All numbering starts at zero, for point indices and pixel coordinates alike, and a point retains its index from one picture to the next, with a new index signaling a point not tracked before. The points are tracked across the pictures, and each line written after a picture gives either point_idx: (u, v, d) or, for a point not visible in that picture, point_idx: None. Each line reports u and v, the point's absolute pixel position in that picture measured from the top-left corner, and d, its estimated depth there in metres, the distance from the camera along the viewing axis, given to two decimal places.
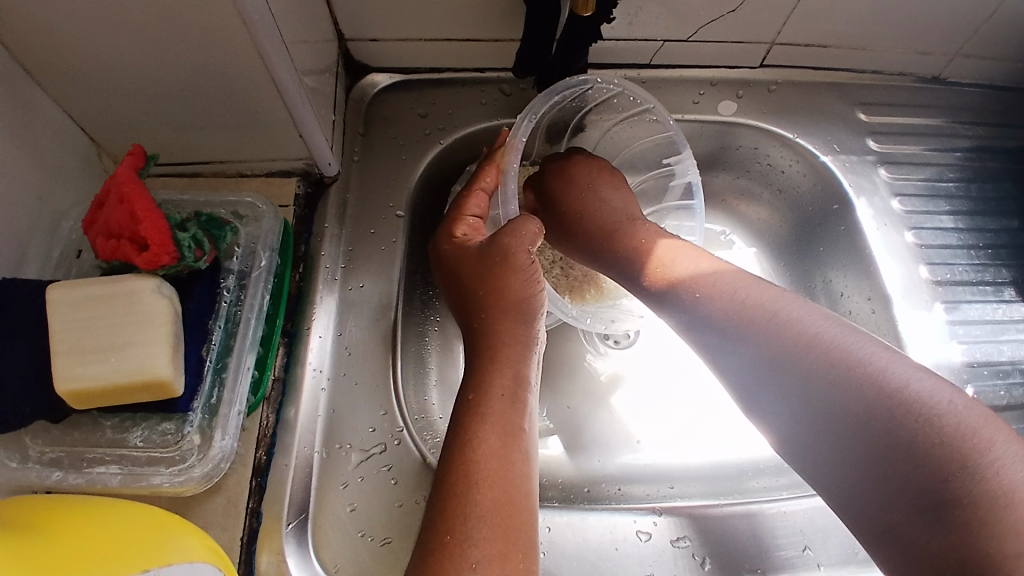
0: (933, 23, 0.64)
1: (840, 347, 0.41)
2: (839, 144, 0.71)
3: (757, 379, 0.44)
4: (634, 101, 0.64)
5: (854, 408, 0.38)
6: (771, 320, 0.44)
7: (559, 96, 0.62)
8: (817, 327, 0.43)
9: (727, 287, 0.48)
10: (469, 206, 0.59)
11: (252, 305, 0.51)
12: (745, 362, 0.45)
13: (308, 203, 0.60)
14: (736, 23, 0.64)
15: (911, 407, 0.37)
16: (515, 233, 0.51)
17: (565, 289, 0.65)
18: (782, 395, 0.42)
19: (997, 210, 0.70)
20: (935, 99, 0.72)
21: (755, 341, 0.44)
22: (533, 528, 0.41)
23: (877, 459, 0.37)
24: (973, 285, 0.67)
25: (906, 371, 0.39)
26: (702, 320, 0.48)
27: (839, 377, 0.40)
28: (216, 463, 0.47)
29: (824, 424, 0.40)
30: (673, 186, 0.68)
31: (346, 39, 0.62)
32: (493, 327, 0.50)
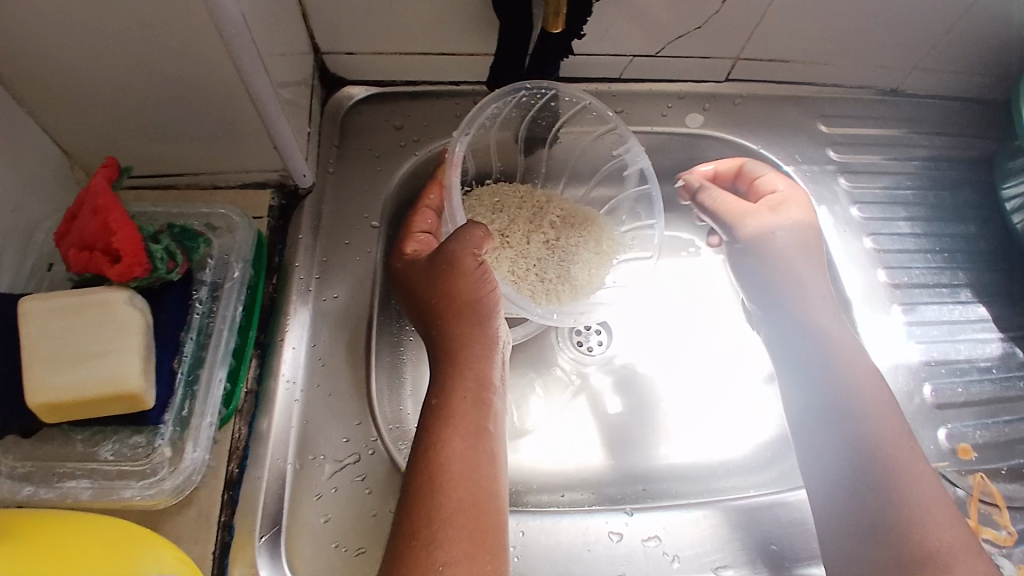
0: (889, 40, 0.68)
1: (866, 389, 0.59)
2: (802, 154, 0.74)
3: (804, 349, 0.64)
4: (571, 100, 0.64)
5: (862, 442, 0.56)
6: (830, 327, 0.63)
7: (493, 109, 0.63)
8: (857, 385, 0.59)
9: (829, 312, 0.64)
10: (417, 222, 0.60)
11: (224, 316, 0.51)
12: (802, 330, 0.64)
13: (282, 213, 0.60)
14: (703, 39, 0.66)
15: (908, 499, 0.53)
16: (459, 238, 0.49)
17: (540, 292, 0.64)
18: (813, 367, 0.62)
19: (955, 216, 0.73)
20: (896, 110, 0.75)
21: (806, 328, 0.64)
22: (502, 528, 0.43)
23: (863, 487, 0.55)
24: (931, 288, 0.70)
25: (919, 476, 0.54)
26: (802, 316, 0.64)
27: (851, 391, 0.59)
28: (188, 475, 0.47)
29: (822, 407, 0.60)
30: (628, 175, 0.68)
31: (322, 53, 0.62)
32: (451, 330, 0.50)
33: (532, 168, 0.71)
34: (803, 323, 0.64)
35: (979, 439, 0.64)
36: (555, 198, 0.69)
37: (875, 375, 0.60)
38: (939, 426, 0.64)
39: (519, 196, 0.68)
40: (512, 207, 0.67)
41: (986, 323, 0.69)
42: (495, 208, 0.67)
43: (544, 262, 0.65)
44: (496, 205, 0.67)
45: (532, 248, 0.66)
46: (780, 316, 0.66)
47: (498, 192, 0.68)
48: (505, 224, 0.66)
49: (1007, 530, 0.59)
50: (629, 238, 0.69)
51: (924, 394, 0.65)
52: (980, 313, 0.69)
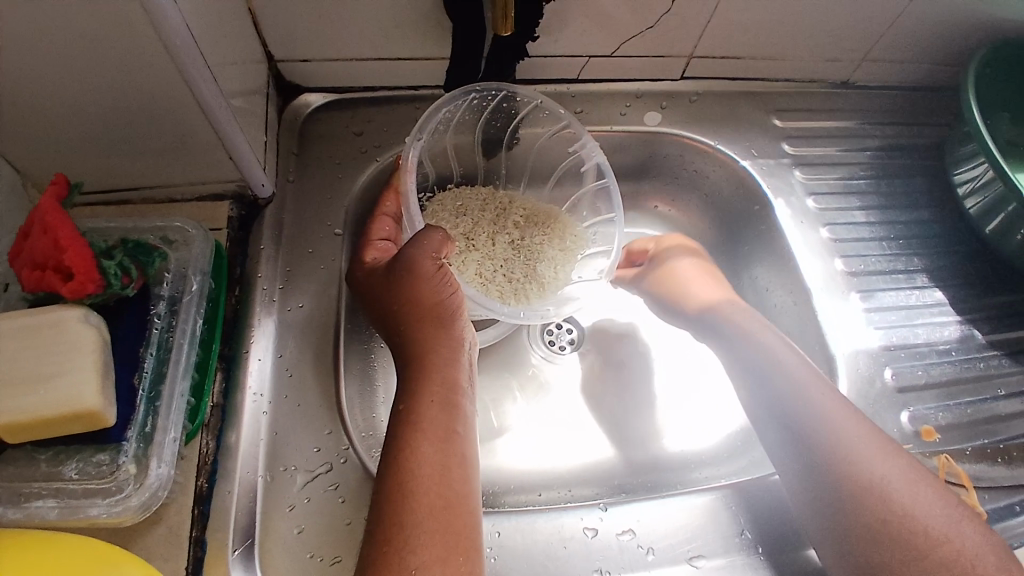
0: (835, 34, 0.70)
1: (828, 408, 0.55)
2: (757, 149, 0.75)
3: (763, 385, 0.59)
4: (523, 100, 0.65)
5: (833, 456, 0.53)
6: (787, 366, 0.58)
7: (443, 112, 0.63)
8: (802, 384, 0.57)
9: (775, 346, 0.60)
10: (375, 229, 0.59)
11: (184, 330, 0.50)
12: (761, 372, 0.60)
13: (242, 224, 0.59)
14: (656, 38, 0.67)
15: (874, 473, 0.51)
16: (416, 242, 0.49)
17: (508, 292, 0.64)
18: (772, 402, 0.58)
19: (907, 203, 0.76)
20: (846, 103, 0.78)
21: (760, 367, 0.60)
22: (475, 530, 0.43)
23: (847, 496, 0.51)
24: (887, 275, 0.72)
25: (886, 453, 0.52)
26: (752, 362, 0.61)
27: (819, 420, 0.54)
28: (153, 492, 0.46)
29: (789, 437, 0.56)
30: (586, 171, 0.68)
31: (277, 61, 0.62)
32: (416, 335, 0.50)
33: (493, 170, 0.72)
34: (763, 370, 0.60)
35: (941, 420, 0.65)
36: (517, 197, 0.70)
37: (827, 385, 0.57)
38: (901, 409, 0.66)
39: (481, 198, 0.69)
40: (475, 210, 0.68)
41: (943, 306, 0.71)
42: (458, 212, 0.67)
43: (510, 262, 0.66)
44: (459, 209, 0.68)
45: (498, 249, 0.66)
46: (734, 359, 0.63)
47: (462, 196, 0.69)
48: (469, 227, 0.67)
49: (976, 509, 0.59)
50: (592, 233, 0.70)
51: (885, 378, 0.67)
52: (937, 297, 0.72)
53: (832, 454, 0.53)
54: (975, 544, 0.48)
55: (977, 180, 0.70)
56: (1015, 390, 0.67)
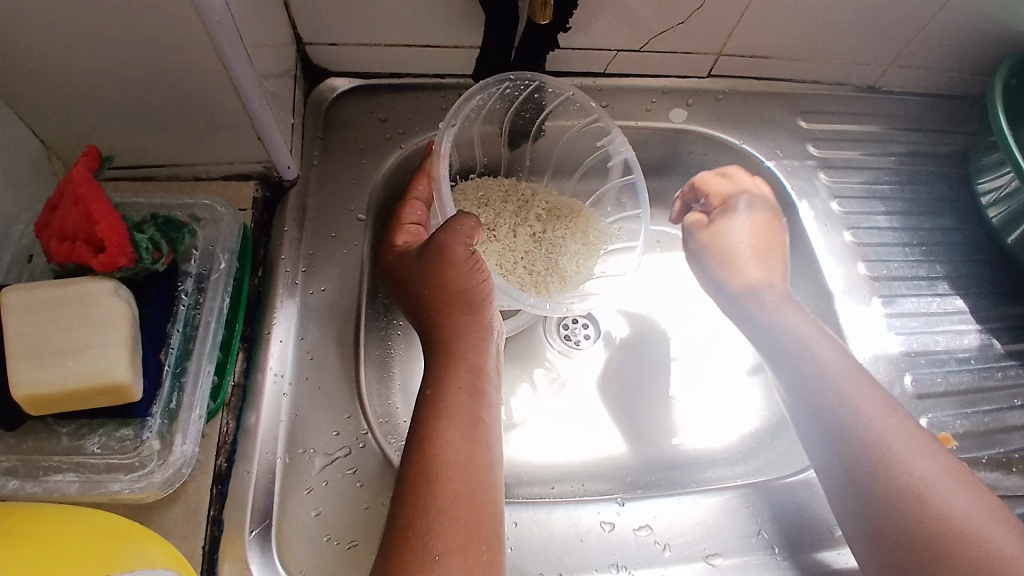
0: (866, 38, 0.69)
1: (873, 413, 0.55)
2: (782, 150, 0.75)
3: (805, 389, 0.60)
4: (555, 92, 0.65)
5: (875, 461, 0.53)
6: (828, 369, 0.60)
7: (478, 99, 0.63)
8: (837, 381, 0.59)
9: (818, 351, 0.61)
10: (406, 214, 0.59)
11: (211, 308, 0.50)
12: (801, 377, 0.61)
13: (267, 206, 0.59)
14: (686, 34, 0.67)
15: (907, 468, 0.51)
16: (451, 227, 0.49)
17: (529, 283, 0.64)
18: (813, 405, 0.59)
19: (931, 210, 0.75)
20: (873, 107, 0.77)
21: (802, 371, 0.61)
22: (496, 518, 0.42)
23: (888, 501, 0.51)
24: (908, 280, 0.71)
25: (919, 451, 0.52)
26: (794, 365, 0.62)
27: (861, 425, 0.55)
28: (176, 469, 0.46)
29: (830, 441, 0.56)
30: (612, 166, 0.68)
31: (305, 43, 0.62)
32: (444, 321, 0.50)
33: (516, 162, 0.71)
34: (805, 373, 0.61)
35: (958, 428, 0.65)
36: (540, 190, 0.69)
37: (866, 379, 0.59)
38: (919, 415, 0.65)
39: (504, 189, 0.68)
40: (498, 201, 0.67)
41: (964, 314, 0.71)
42: (481, 202, 0.67)
43: (532, 255, 0.65)
44: (481, 199, 0.67)
45: (520, 241, 0.66)
46: (778, 358, 0.64)
47: (483, 186, 0.68)
48: (492, 218, 0.66)
49: None
50: (615, 229, 0.70)
51: (904, 384, 0.66)
52: (958, 305, 0.71)
53: (864, 448, 0.54)
54: (1008, 541, 0.47)
55: (1004, 188, 0.69)
56: None
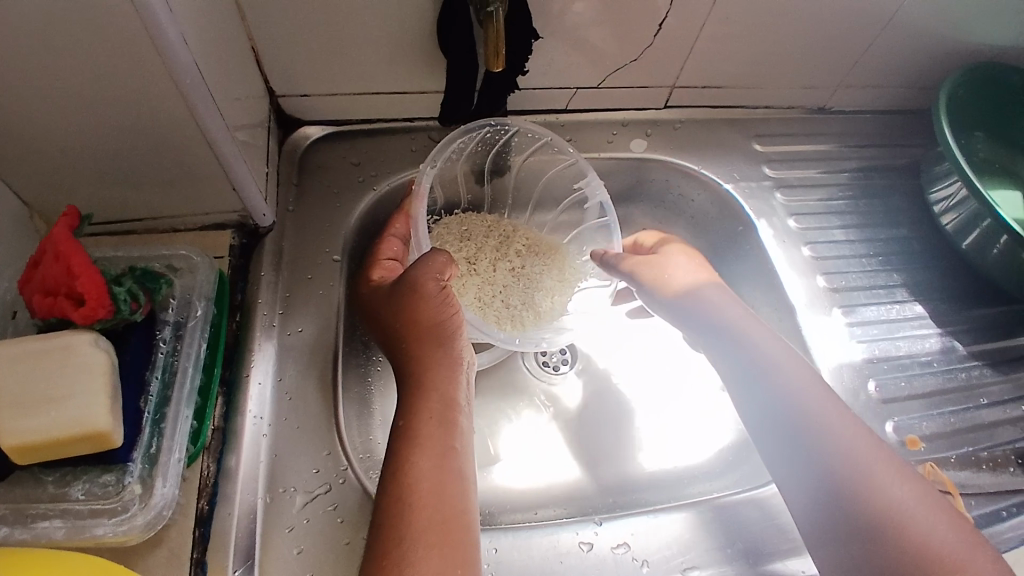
0: (808, 63, 0.74)
1: (825, 407, 0.55)
2: (739, 172, 0.78)
3: (754, 378, 0.59)
4: (532, 136, 0.69)
5: (843, 474, 0.52)
6: (771, 355, 0.59)
7: (461, 141, 0.66)
8: (819, 403, 0.56)
9: (759, 338, 0.61)
10: (382, 251, 0.61)
11: (189, 354, 0.52)
12: (750, 366, 0.60)
13: (243, 252, 0.61)
14: (639, 69, 0.71)
15: (888, 492, 0.50)
16: (425, 263, 0.52)
17: (503, 318, 0.66)
18: (766, 396, 0.58)
19: (888, 220, 0.78)
20: (825, 128, 0.81)
21: (748, 361, 0.60)
22: (472, 544, 0.44)
23: (855, 515, 0.50)
24: (868, 290, 0.73)
25: (899, 477, 0.51)
26: (734, 352, 0.62)
27: (814, 417, 0.55)
28: (158, 511, 0.47)
29: (789, 441, 0.56)
30: (589, 208, 0.71)
31: (277, 95, 0.65)
32: (414, 352, 0.52)
33: (498, 199, 0.75)
34: (750, 360, 0.60)
35: (925, 431, 0.66)
36: (521, 226, 0.72)
37: (841, 405, 0.56)
38: (886, 420, 0.66)
39: (486, 225, 0.71)
40: (479, 236, 0.70)
41: (923, 319, 0.73)
42: (463, 237, 0.70)
43: (507, 290, 0.68)
44: (464, 234, 0.70)
45: (498, 275, 0.68)
46: (718, 349, 0.63)
47: (467, 221, 0.71)
48: (473, 252, 0.69)
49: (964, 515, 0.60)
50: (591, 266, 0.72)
51: (869, 390, 0.68)
52: (917, 310, 0.73)
53: (848, 477, 0.51)
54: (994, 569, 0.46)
55: (954, 198, 0.72)
56: (997, 400, 0.68)
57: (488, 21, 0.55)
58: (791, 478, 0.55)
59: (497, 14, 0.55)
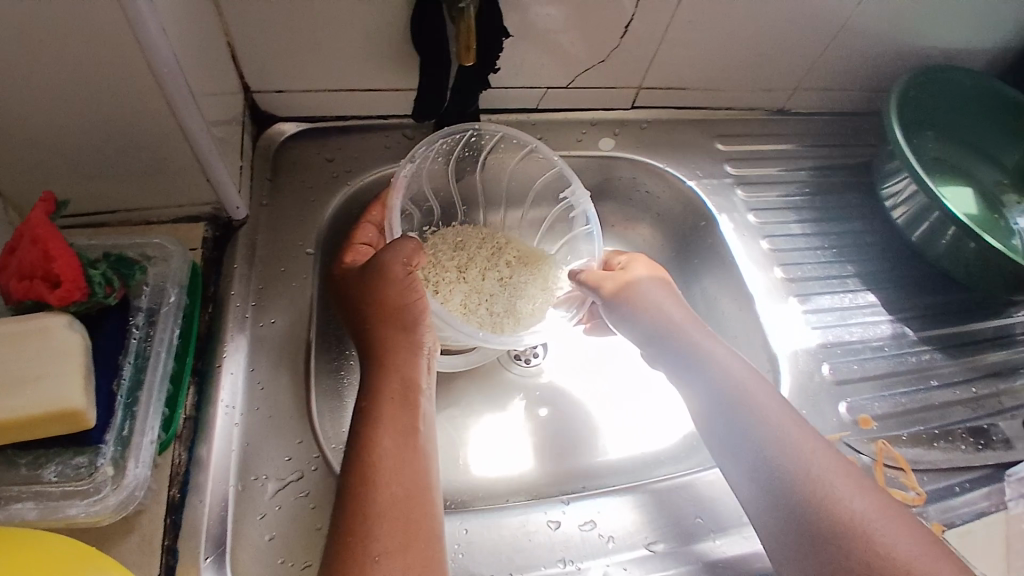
0: (766, 67, 0.78)
1: (778, 418, 0.55)
2: (702, 170, 0.82)
3: (706, 389, 0.59)
4: (517, 142, 0.71)
5: (799, 485, 0.51)
6: (724, 365, 0.59)
7: (448, 144, 0.69)
8: (781, 421, 0.55)
9: (715, 351, 0.60)
10: (358, 235, 0.63)
11: (161, 339, 0.53)
12: (702, 377, 0.59)
13: (217, 245, 0.62)
14: (607, 71, 0.74)
15: (847, 503, 0.50)
16: (392, 247, 0.54)
17: (486, 324, 0.67)
18: (719, 406, 0.57)
19: (841, 215, 0.82)
20: (783, 128, 0.86)
21: (702, 372, 0.59)
22: (434, 518, 0.46)
23: (814, 526, 0.49)
24: (822, 280, 0.77)
25: (855, 488, 0.51)
26: (688, 364, 0.61)
27: (768, 428, 0.55)
28: (131, 491, 0.47)
29: (743, 450, 0.55)
30: (574, 217, 0.73)
31: (253, 92, 0.66)
32: (376, 333, 0.54)
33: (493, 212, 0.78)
34: (702, 371, 0.59)
35: (877, 410, 0.69)
36: (514, 240, 0.74)
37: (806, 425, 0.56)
38: (840, 400, 0.69)
39: (480, 236, 0.73)
40: (473, 246, 0.72)
41: (875, 307, 0.76)
42: (457, 246, 0.72)
43: (493, 299, 0.69)
44: (458, 244, 0.72)
45: (486, 283, 0.70)
46: (673, 362, 0.62)
47: (462, 232, 0.73)
48: (464, 261, 0.71)
49: (915, 490, 0.63)
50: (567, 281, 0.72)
51: (823, 372, 0.70)
52: (869, 299, 0.77)
53: (807, 486, 0.51)
54: None
55: (902, 194, 0.76)
56: (947, 380, 0.72)
57: (461, 15, 0.59)
58: (749, 486, 0.54)
59: (469, 10, 0.59)
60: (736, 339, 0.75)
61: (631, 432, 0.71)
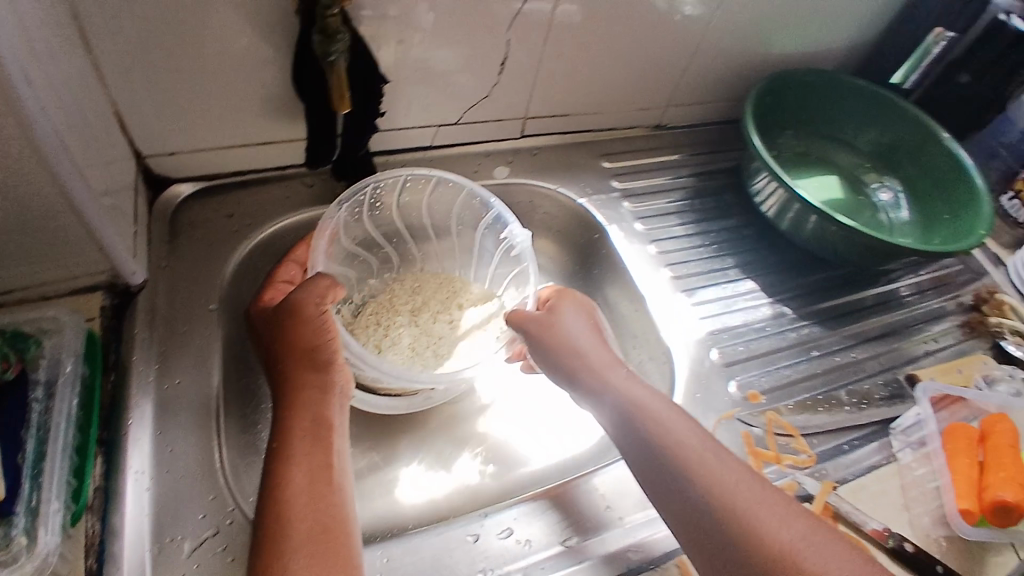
0: (636, 88, 0.85)
1: (703, 452, 0.56)
2: (590, 187, 0.88)
3: (631, 426, 0.59)
4: (451, 190, 0.77)
5: (730, 520, 0.52)
6: (642, 403, 0.60)
7: (391, 195, 0.76)
8: (702, 455, 0.56)
9: (636, 394, 0.61)
10: (279, 273, 0.67)
11: (61, 409, 0.55)
12: (627, 416, 0.60)
13: (116, 313, 0.63)
14: (492, 105, 0.79)
15: (776, 536, 0.50)
16: (307, 287, 0.58)
17: (433, 367, 0.71)
18: (644, 442, 0.58)
19: (720, 213, 0.90)
20: (660, 142, 0.94)
21: (626, 410, 0.60)
22: (354, 546, 0.48)
23: (747, 561, 0.50)
24: (705, 275, 0.83)
25: (784, 518, 0.52)
26: (611, 402, 0.61)
27: (695, 462, 0.55)
28: (45, 558, 0.49)
29: (670, 488, 0.55)
30: (509, 255, 0.79)
31: (144, 156, 0.67)
32: (288, 374, 0.56)
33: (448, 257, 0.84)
34: (626, 411, 0.60)
35: (763, 385, 0.74)
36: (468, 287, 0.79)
37: (730, 454, 0.57)
38: (729, 380, 0.74)
39: (436, 281, 0.79)
40: (429, 291, 0.78)
41: (755, 292, 0.83)
42: (413, 291, 0.78)
43: (438, 343, 0.73)
44: (414, 288, 0.78)
45: (435, 326, 0.75)
46: (598, 402, 0.62)
47: (421, 278, 0.79)
48: (418, 307, 0.76)
49: (806, 453, 0.68)
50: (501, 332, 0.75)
51: (712, 357, 0.76)
52: (748, 286, 0.84)
53: (736, 523, 0.51)
54: None
55: (767, 191, 0.83)
56: (826, 350, 0.79)
57: (332, 68, 0.61)
58: (685, 535, 0.53)
59: (340, 61, 0.61)
60: (635, 339, 0.80)
61: (556, 440, 0.76)
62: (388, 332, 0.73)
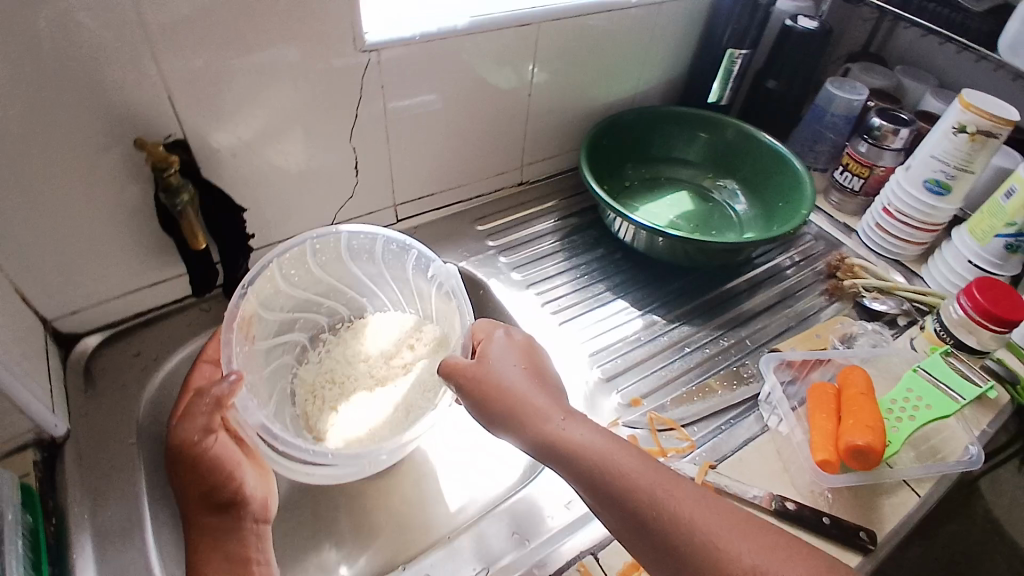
0: (487, 157, 0.97)
1: (658, 481, 0.55)
2: (467, 251, 0.97)
3: (578, 466, 0.58)
4: (366, 242, 0.84)
5: (693, 551, 0.51)
6: (590, 439, 0.59)
7: (311, 260, 0.83)
8: (653, 489, 0.55)
9: (578, 430, 0.60)
10: (194, 378, 0.74)
11: (13, 552, 0.57)
12: (574, 457, 0.58)
13: (47, 465, 0.69)
14: (359, 203, 0.90)
15: (741, 560, 0.50)
16: (186, 424, 0.64)
17: (383, 409, 0.77)
18: (593, 481, 0.57)
19: (587, 246, 1.01)
20: (524, 198, 1.06)
21: (571, 451, 0.58)
22: None
23: None
24: (579, 304, 0.93)
25: (747, 537, 0.52)
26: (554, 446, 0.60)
27: (651, 494, 0.55)
28: None
29: (631, 525, 0.54)
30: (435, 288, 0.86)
31: (50, 321, 0.75)
32: (192, 522, 0.63)
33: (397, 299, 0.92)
34: (573, 452, 0.58)
35: (642, 390, 0.83)
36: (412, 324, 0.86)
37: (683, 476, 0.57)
38: (611, 392, 0.82)
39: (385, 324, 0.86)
40: (379, 333, 0.85)
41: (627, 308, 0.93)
42: (363, 337, 0.85)
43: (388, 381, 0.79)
44: (364, 335, 0.85)
45: (384, 367, 0.81)
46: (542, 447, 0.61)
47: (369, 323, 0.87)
48: (366, 352, 0.83)
49: (686, 439, 0.76)
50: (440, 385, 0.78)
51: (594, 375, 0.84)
52: (619, 304, 0.93)
53: (703, 555, 0.51)
54: None
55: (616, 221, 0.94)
56: (695, 344, 0.89)
57: (182, 216, 0.71)
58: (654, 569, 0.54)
59: (188, 209, 0.71)
60: None
61: (480, 481, 0.83)
62: (342, 389, 0.79)
